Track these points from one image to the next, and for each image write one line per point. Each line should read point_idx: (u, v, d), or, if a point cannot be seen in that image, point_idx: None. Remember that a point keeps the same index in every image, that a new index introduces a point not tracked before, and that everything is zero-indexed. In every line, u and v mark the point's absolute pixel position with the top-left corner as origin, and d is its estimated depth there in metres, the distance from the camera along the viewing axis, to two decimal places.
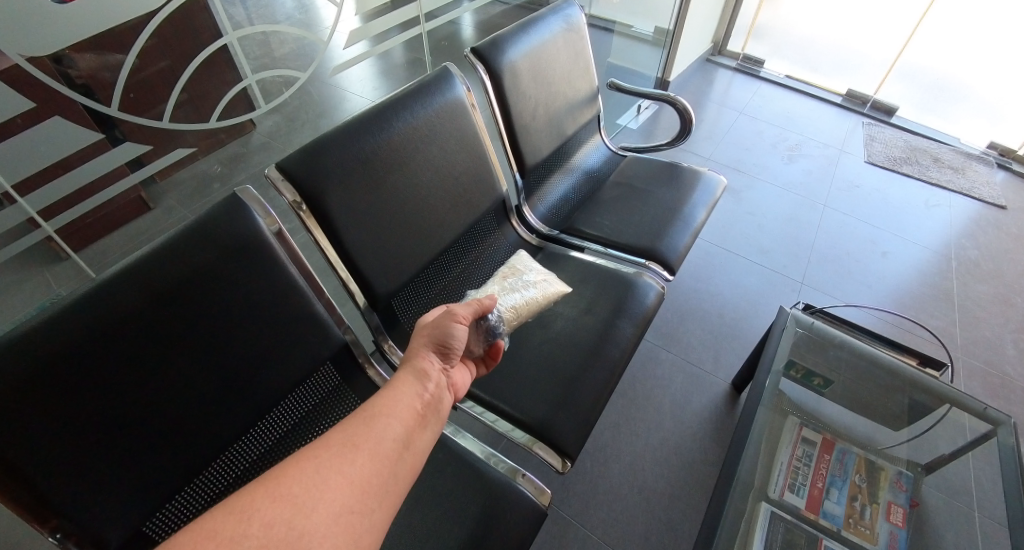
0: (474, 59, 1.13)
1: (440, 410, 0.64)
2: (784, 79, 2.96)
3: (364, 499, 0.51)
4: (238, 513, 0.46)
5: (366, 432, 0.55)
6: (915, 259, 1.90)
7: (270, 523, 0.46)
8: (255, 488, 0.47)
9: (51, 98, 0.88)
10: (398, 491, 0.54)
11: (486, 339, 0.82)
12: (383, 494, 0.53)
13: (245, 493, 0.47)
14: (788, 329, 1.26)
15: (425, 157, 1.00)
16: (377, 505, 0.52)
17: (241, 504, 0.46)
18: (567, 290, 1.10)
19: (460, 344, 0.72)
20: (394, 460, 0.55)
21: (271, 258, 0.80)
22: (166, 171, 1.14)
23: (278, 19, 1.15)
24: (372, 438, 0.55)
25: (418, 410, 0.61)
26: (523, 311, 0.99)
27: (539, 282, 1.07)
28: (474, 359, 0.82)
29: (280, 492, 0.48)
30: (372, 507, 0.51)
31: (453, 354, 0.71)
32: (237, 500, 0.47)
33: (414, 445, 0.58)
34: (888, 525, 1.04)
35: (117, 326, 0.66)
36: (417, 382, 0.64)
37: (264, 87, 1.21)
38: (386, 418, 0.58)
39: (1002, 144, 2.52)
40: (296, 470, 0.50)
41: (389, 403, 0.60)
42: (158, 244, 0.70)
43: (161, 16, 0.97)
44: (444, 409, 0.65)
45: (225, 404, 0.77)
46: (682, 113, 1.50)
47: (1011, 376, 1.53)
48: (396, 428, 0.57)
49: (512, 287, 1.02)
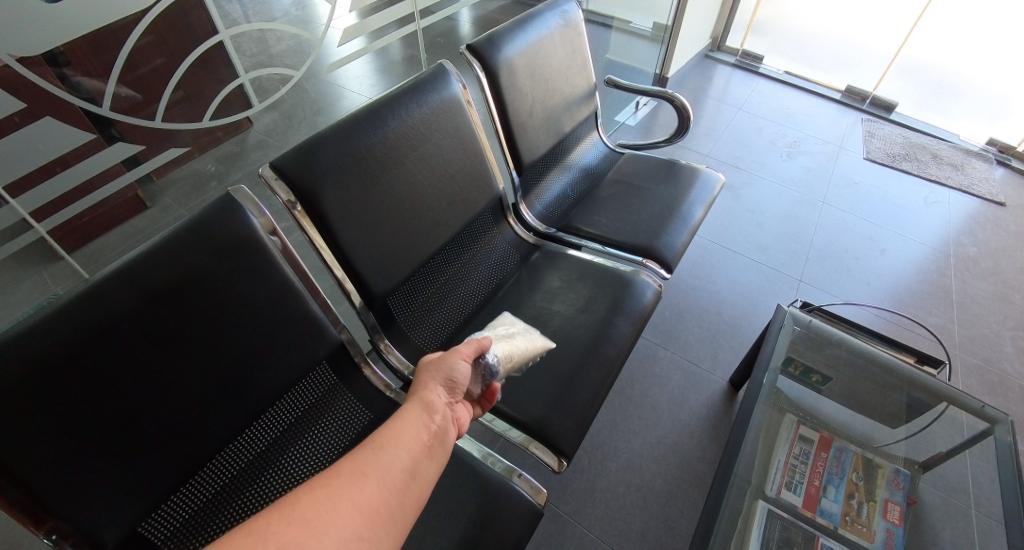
0: (470, 56, 1.13)
1: (445, 442, 0.63)
2: (783, 75, 2.95)
3: (372, 528, 0.50)
4: (251, 534, 0.45)
5: (375, 461, 0.55)
6: (914, 255, 1.89)
7: (284, 546, 0.45)
8: (269, 511, 0.47)
9: (47, 96, 0.87)
10: (405, 517, 0.53)
11: (485, 378, 0.80)
12: (390, 523, 0.52)
13: (261, 516, 0.46)
14: (786, 327, 1.26)
15: (420, 156, 0.99)
16: (385, 534, 0.51)
17: (256, 526, 0.46)
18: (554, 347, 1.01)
19: (464, 380, 0.71)
20: (401, 490, 0.54)
21: (265, 258, 0.80)
22: (162, 168, 1.13)
23: (275, 15, 1.13)
24: (380, 467, 0.54)
25: (426, 441, 0.60)
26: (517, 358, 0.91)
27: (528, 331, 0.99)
28: (474, 400, 0.80)
29: (293, 517, 0.47)
30: (380, 534, 0.50)
31: (457, 389, 0.70)
32: (251, 523, 0.46)
33: (421, 475, 0.57)
34: (884, 523, 1.04)
35: (113, 327, 0.66)
36: (423, 413, 0.63)
37: (262, 84, 1.20)
38: (395, 448, 0.57)
39: (1001, 141, 2.51)
40: (309, 495, 0.49)
41: (398, 433, 0.58)
42: (150, 244, 0.70)
43: (152, 14, 0.96)
44: (449, 441, 0.64)
45: (221, 405, 0.77)
46: (680, 109, 1.49)
47: (1009, 374, 1.53)
48: (405, 457, 0.57)
49: (503, 334, 0.95)
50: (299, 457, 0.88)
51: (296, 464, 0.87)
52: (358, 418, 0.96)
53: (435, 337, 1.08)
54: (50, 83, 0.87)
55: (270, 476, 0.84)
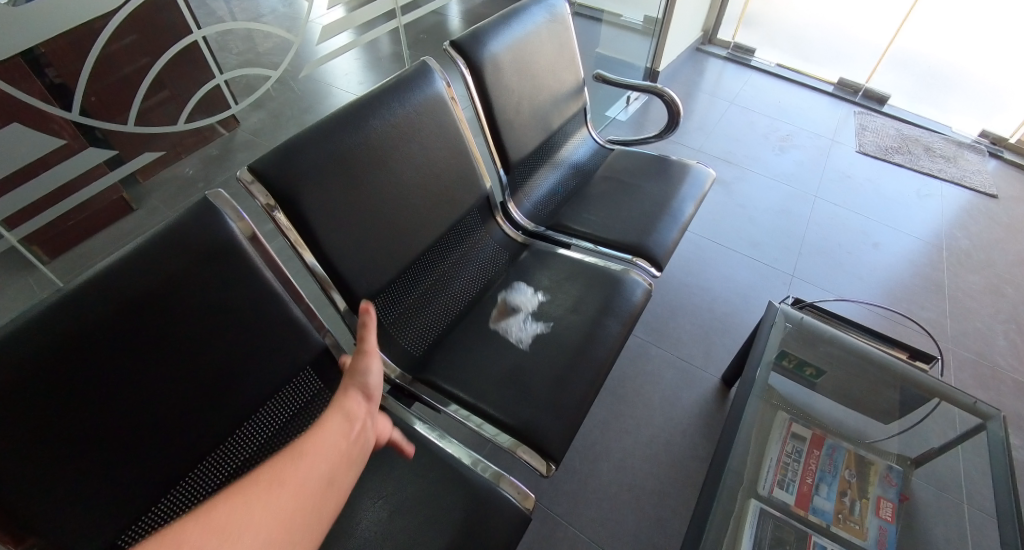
0: (454, 52, 1.10)
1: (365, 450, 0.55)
2: (775, 68, 2.94)
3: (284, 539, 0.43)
4: None
5: (283, 468, 0.47)
6: (907, 249, 1.89)
7: None
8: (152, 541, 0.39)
9: (29, 101, 0.81)
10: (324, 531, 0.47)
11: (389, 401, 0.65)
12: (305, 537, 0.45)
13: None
14: (777, 324, 1.25)
15: (404, 155, 0.97)
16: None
17: None
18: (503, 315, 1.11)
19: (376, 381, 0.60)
20: (317, 502, 0.47)
21: (244, 264, 0.78)
22: (147, 168, 1.11)
23: (262, 12, 1.07)
24: (293, 476, 0.46)
25: (344, 450, 0.52)
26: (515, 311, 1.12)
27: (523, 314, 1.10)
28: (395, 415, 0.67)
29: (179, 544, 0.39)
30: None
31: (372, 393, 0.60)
32: None
33: (339, 483, 0.49)
34: (877, 520, 1.03)
35: (85, 337, 0.63)
36: (338, 417, 0.54)
37: (248, 83, 1.14)
38: (306, 455, 0.48)
39: (993, 132, 2.51)
40: (201, 516, 0.41)
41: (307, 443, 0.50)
42: (123, 252, 0.67)
43: (123, 16, 0.89)
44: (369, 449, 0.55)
45: (201, 414, 0.75)
46: (670, 104, 1.47)
47: (1001, 367, 1.53)
48: (320, 466, 0.49)
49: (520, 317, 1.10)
50: None
51: None
52: None
53: (423, 339, 1.06)
54: (33, 84, 0.81)
55: None
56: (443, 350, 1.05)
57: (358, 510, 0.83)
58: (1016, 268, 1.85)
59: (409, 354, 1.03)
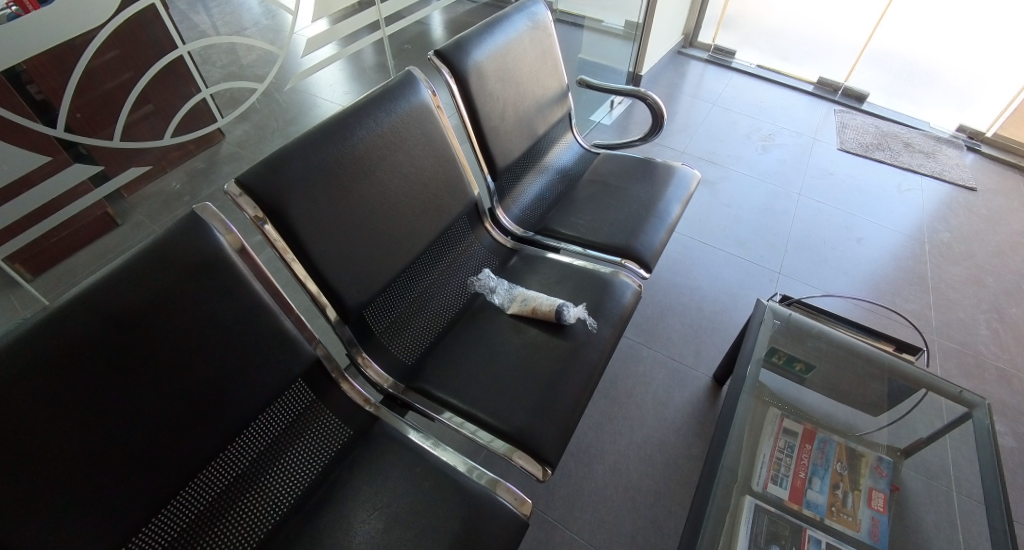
0: (438, 61, 1.11)
1: None
2: (756, 69, 3.01)
3: None
4: None
5: None
6: (890, 243, 1.93)
7: None
8: None
9: (6, 116, 0.79)
10: None
11: None
12: None
13: None
14: (766, 321, 1.27)
15: (392, 164, 0.98)
16: None
17: None
18: (520, 309, 1.10)
19: None
20: None
21: (233, 277, 0.78)
22: (133, 185, 1.03)
23: (245, 25, 1.06)
24: None
25: None
26: (529, 302, 1.10)
27: (533, 301, 1.10)
28: None
29: None
30: None
31: None
32: None
33: None
34: (869, 511, 1.05)
35: (73, 354, 0.63)
36: None
37: (233, 96, 1.12)
38: None
39: (970, 126, 2.58)
40: None
41: None
42: (109, 269, 0.67)
43: (107, 30, 0.87)
44: None
45: (192, 429, 0.75)
46: (653, 107, 1.49)
47: (984, 356, 1.56)
48: None
49: (529, 303, 1.10)
50: (278, 479, 0.86)
51: (276, 485, 0.85)
52: (338, 435, 0.94)
53: (414, 348, 1.06)
54: (11, 98, 0.79)
55: (248, 499, 0.82)
56: (434, 358, 1.05)
57: (354, 521, 0.83)
58: (996, 259, 1.89)
59: (400, 362, 1.04)
